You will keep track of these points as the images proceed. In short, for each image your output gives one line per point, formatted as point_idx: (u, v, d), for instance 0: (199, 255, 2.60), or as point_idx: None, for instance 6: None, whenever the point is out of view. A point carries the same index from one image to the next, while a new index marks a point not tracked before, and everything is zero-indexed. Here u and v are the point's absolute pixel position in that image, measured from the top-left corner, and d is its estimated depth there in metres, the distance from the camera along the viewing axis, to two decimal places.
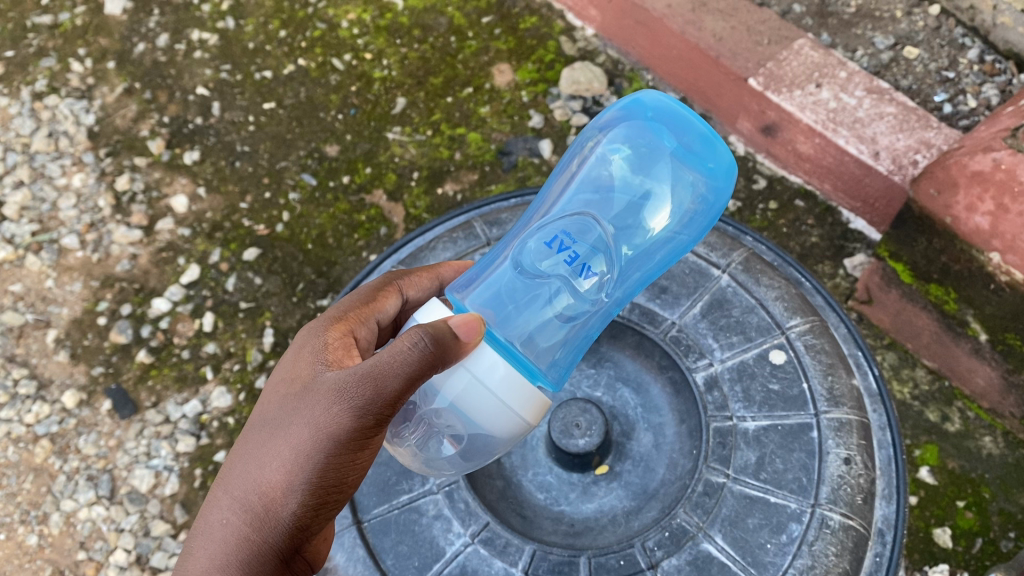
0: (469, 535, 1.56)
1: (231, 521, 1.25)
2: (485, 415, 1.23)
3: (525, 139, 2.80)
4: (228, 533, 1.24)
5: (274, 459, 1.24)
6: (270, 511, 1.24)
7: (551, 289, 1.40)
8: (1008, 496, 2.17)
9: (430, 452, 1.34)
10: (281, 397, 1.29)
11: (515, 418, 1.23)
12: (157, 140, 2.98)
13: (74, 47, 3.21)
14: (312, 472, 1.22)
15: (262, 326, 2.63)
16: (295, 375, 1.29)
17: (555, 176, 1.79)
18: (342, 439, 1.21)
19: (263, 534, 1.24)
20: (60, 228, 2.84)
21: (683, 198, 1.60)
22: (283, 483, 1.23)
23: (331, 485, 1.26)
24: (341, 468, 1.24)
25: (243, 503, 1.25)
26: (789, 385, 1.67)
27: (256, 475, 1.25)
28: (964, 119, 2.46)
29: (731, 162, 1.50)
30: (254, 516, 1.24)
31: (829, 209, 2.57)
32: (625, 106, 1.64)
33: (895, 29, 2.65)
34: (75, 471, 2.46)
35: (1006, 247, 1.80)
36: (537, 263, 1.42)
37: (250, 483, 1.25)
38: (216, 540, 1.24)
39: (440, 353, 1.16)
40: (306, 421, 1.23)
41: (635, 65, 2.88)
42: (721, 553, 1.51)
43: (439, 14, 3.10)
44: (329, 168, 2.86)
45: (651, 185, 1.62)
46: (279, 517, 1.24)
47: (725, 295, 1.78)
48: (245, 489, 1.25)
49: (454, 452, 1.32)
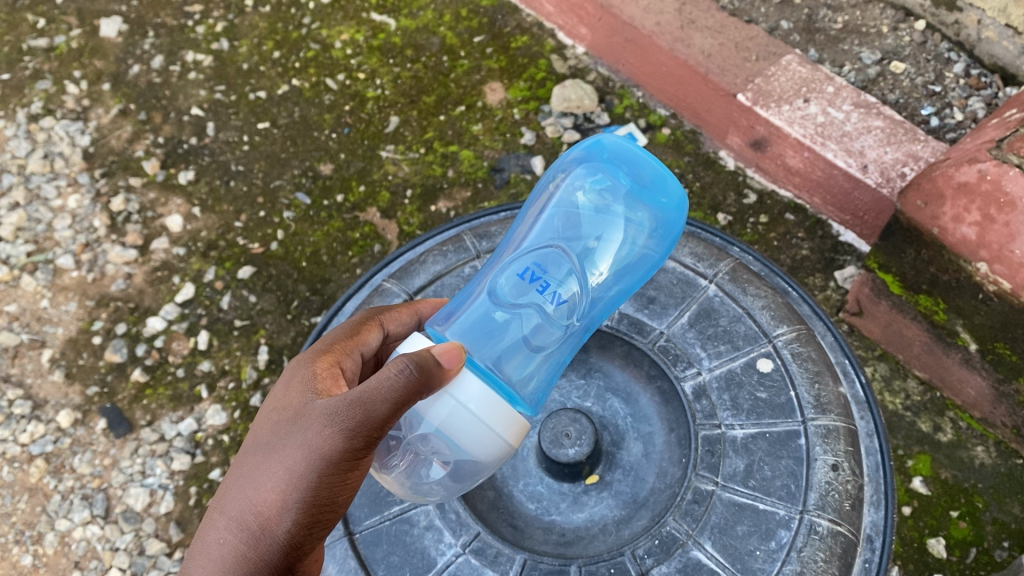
0: (460, 545, 1.55)
1: (229, 538, 1.24)
2: (468, 438, 1.23)
3: (517, 156, 2.83)
4: (224, 553, 1.22)
5: (269, 479, 1.24)
6: (267, 529, 1.23)
7: (522, 316, 1.44)
8: (1001, 506, 2.18)
9: (421, 479, 1.35)
10: (276, 422, 1.29)
11: (497, 435, 1.24)
12: (152, 160, 3.00)
13: (69, 69, 3.24)
14: (307, 491, 1.23)
15: (256, 344, 2.63)
16: (286, 403, 1.29)
17: (526, 209, 1.82)
18: (333, 461, 1.21)
19: (262, 550, 1.23)
20: (56, 249, 2.86)
21: (638, 233, 1.65)
22: (279, 502, 1.23)
23: (323, 503, 1.25)
24: (333, 488, 1.24)
25: (240, 523, 1.24)
26: (776, 394, 1.68)
27: (252, 494, 1.25)
28: (951, 133, 2.49)
29: (682, 196, 1.57)
30: (251, 534, 1.23)
31: (818, 222, 2.60)
32: (586, 148, 1.71)
33: (882, 44, 2.69)
34: (70, 491, 2.45)
35: (993, 257, 1.81)
36: (513, 293, 1.47)
37: (247, 501, 1.25)
38: (213, 558, 1.22)
39: (419, 380, 1.16)
40: (299, 442, 1.23)
41: (626, 82, 2.92)
42: (710, 560, 1.51)
43: (432, 34, 3.15)
44: (323, 187, 2.88)
45: (612, 218, 1.64)
46: (276, 535, 1.23)
47: (713, 304, 1.80)
48: (242, 508, 1.25)
49: (444, 476, 1.33)
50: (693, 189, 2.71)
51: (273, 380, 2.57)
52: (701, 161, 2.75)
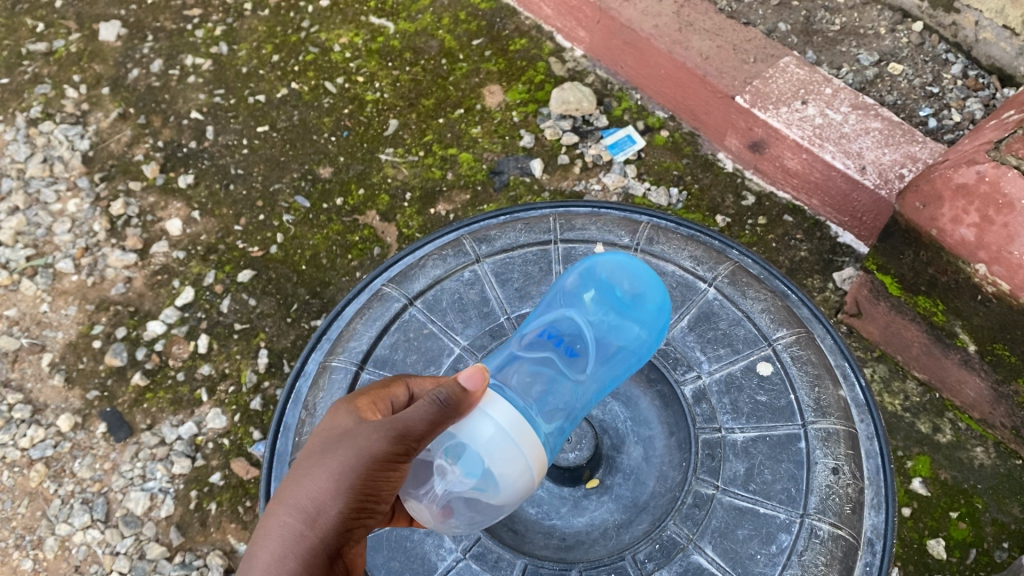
0: (461, 550, 1.56)
1: (282, 526, 1.16)
2: (502, 457, 1.17)
3: (516, 158, 2.83)
4: (278, 541, 1.15)
5: (323, 471, 1.19)
6: (319, 517, 1.17)
7: (536, 364, 1.53)
8: (1001, 506, 2.18)
9: (445, 517, 1.24)
10: (330, 428, 1.26)
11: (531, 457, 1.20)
12: (152, 164, 3.00)
13: (68, 74, 3.25)
14: (357, 486, 1.18)
15: (256, 347, 2.64)
16: (339, 418, 1.27)
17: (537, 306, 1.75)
18: (382, 461, 1.17)
19: (314, 543, 1.16)
20: (56, 253, 2.86)
21: (627, 330, 1.59)
22: (332, 491, 1.18)
23: (369, 500, 1.20)
24: (379, 487, 1.20)
25: (294, 510, 1.18)
26: (777, 397, 1.68)
27: (309, 485, 1.19)
28: (949, 134, 2.49)
29: (662, 301, 1.59)
30: (305, 520, 1.17)
31: (817, 224, 2.60)
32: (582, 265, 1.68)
33: (880, 45, 2.70)
34: (70, 495, 2.44)
35: (992, 258, 1.81)
36: (530, 349, 1.57)
37: (301, 492, 1.19)
38: (266, 547, 1.15)
39: (449, 411, 1.17)
40: (355, 439, 1.20)
41: (624, 85, 2.93)
42: (711, 564, 1.51)
43: (430, 37, 3.16)
44: (323, 190, 2.88)
45: (594, 302, 1.61)
46: (326, 524, 1.17)
47: (712, 308, 1.80)
48: (296, 498, 1.19)
49: (469, 512, 1.23)
50: (691, 191, 2.71)
51: (273, 383, 2.57)
52: (699, 162, 2.76)
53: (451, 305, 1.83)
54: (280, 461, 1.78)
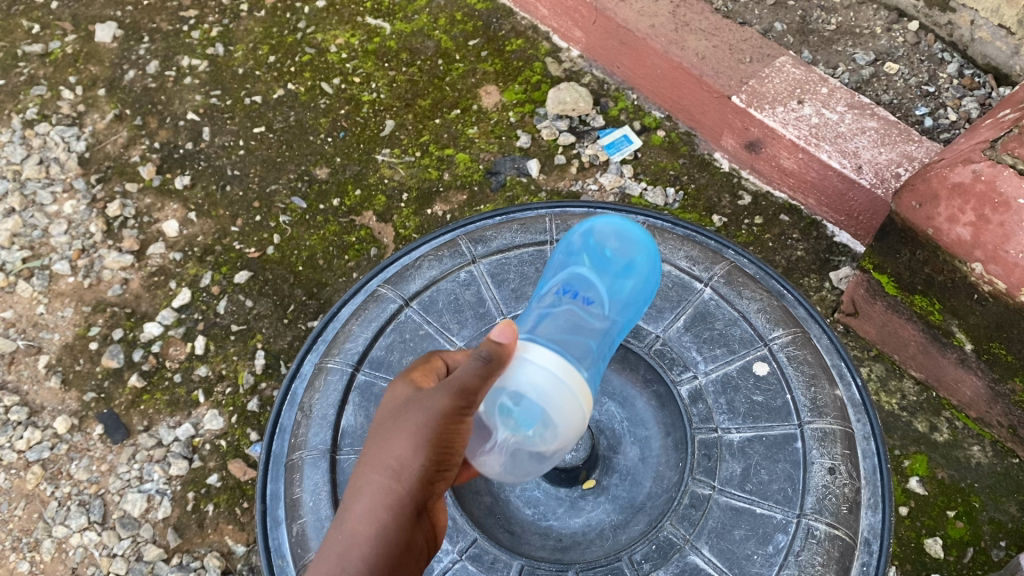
0: (457, 552, 1.55)
1: (368, 486, 1.06)
2: (558, 398, 1.11)
3: (513, 158, 2.83)
4: (364, 502, 1.04)
5: (397, 432, 1.08)
6: (402, 480, 1.06)
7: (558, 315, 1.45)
8: (998, 505, 2.18)
9: (507, 471, 1.17)
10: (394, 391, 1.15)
11: (583, 393, 1.15)
12: (148, 165, 2.99)
13: (64, 75, 3.24)
14: (433, 443, 1.07)
15: (253, 348, 2.63)
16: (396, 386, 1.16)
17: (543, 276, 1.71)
18: (453, 415, 1.08)
19: (399, 499, 1.05)
20: (52, 254, 2.85)
21: (626, 284, 1.58)
22: (410, 452, 1.07)
23: (447, 456, 1.10)
24: (454, 440, 1.09)
25: (374, 476, 1.07)
26: (773, 397, 1.68)
27: (386, 448, 1.08)
28: (945, 133, 2.49)
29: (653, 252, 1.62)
30: (388, 484, 1.06)
31: (813, 223, 2.60)
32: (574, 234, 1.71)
33: (876, 45, 2.70)
34: (67, 497, 2.43)
35: (988, 257, 1.80)
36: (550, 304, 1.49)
37: (376, 454, 1.08)
38: (357, 507, 1.04)
39: (498, 365, 1.10)
40: (424, 394, 1.10)
41: (620, 85, 2.93)
42: (707, 565, 1.51)
43: (427, 37, 3.16)
44: (320, 190, 2.88)
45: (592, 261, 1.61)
46: (411, 486, 1.06)
47: (708, 308, 1.80)
48: (375, 460, 1.08)
49: (530, 462, 1.17)
50: (687, 191, 2.72)
51: (270, 385, 2.57)
52: (695, 162, 2.76)
53: (446, 306, 1.82)
54: (275, 463, 1.77)
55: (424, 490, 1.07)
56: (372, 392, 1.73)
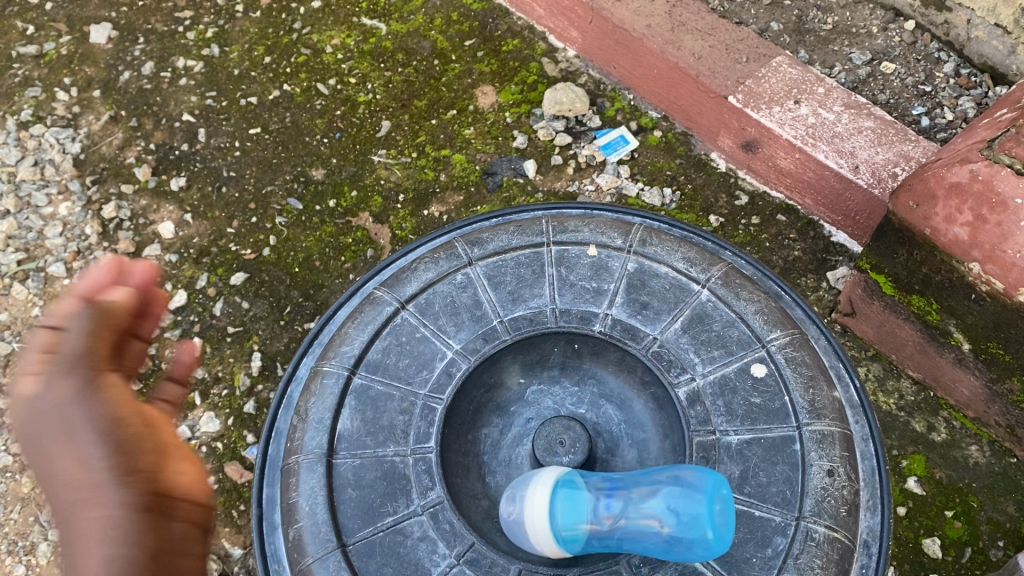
0: (454, 556, 1.53)
1: (77, 516, 0.80)
2: (526, 528, 1.37)
3: (509, 159, 2.82)
4: (77, 539, 0.78)
5: (59, 452, 0.85)
6: (87, 487, 0.82)
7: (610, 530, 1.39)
8: (996, 505, 2.18)
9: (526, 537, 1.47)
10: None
11: (552, 544, 1.35)
12: (144, 166, 2.99)
13: (59, 76, 3.23)
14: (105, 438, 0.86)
15: (250, 350, 2.63)
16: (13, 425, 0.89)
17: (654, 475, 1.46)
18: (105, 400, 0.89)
19: (121, 509, 0.81)
20: (47, 256, 2.84)
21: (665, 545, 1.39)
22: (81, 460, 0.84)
23: (138, 448, 0.88)
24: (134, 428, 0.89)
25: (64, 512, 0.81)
26: (771, 399, 1.68)
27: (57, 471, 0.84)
28: (942, 133, 2.49)
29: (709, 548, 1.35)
30: (77, 500, 0.82)
31: (810, 223, 2.60)
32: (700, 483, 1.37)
33: (872, 44, 2.70)
34: None
35: (986, 257, 1.79)
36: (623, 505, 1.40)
37: (52, 486, 0.83)
38: (74, 545, 0.78)
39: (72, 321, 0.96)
40: (52, 389, 0.88)
41: (616, 85, 2.93)
42: (705, 568, 1.51)
43: (423, 37, 3.15)
44: (316, 192, 2.87)
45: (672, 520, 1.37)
46: (108, 491, 0.82)
47: (705, 310, 1.79)
48: (54, 493, 0.83)
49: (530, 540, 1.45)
50: (684, 191, 2.71)
51: (267, 387, 2.56)
52: (692, 162, 2.75)
53: (443, 309, 1.82)
54: (271, 467, 1.77)
55: (140, 481, 0.85)
56: (369, 396, 1.72)
